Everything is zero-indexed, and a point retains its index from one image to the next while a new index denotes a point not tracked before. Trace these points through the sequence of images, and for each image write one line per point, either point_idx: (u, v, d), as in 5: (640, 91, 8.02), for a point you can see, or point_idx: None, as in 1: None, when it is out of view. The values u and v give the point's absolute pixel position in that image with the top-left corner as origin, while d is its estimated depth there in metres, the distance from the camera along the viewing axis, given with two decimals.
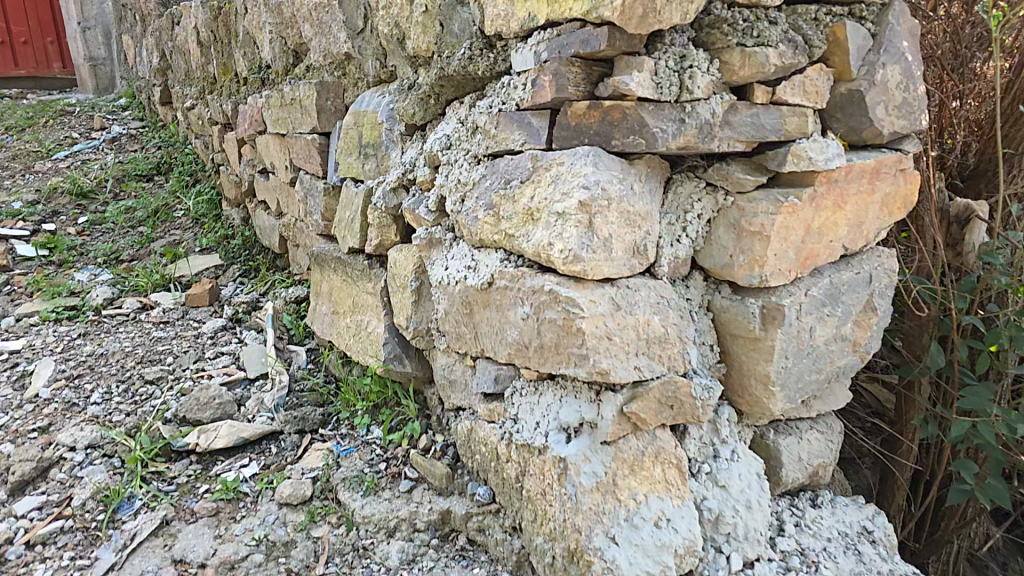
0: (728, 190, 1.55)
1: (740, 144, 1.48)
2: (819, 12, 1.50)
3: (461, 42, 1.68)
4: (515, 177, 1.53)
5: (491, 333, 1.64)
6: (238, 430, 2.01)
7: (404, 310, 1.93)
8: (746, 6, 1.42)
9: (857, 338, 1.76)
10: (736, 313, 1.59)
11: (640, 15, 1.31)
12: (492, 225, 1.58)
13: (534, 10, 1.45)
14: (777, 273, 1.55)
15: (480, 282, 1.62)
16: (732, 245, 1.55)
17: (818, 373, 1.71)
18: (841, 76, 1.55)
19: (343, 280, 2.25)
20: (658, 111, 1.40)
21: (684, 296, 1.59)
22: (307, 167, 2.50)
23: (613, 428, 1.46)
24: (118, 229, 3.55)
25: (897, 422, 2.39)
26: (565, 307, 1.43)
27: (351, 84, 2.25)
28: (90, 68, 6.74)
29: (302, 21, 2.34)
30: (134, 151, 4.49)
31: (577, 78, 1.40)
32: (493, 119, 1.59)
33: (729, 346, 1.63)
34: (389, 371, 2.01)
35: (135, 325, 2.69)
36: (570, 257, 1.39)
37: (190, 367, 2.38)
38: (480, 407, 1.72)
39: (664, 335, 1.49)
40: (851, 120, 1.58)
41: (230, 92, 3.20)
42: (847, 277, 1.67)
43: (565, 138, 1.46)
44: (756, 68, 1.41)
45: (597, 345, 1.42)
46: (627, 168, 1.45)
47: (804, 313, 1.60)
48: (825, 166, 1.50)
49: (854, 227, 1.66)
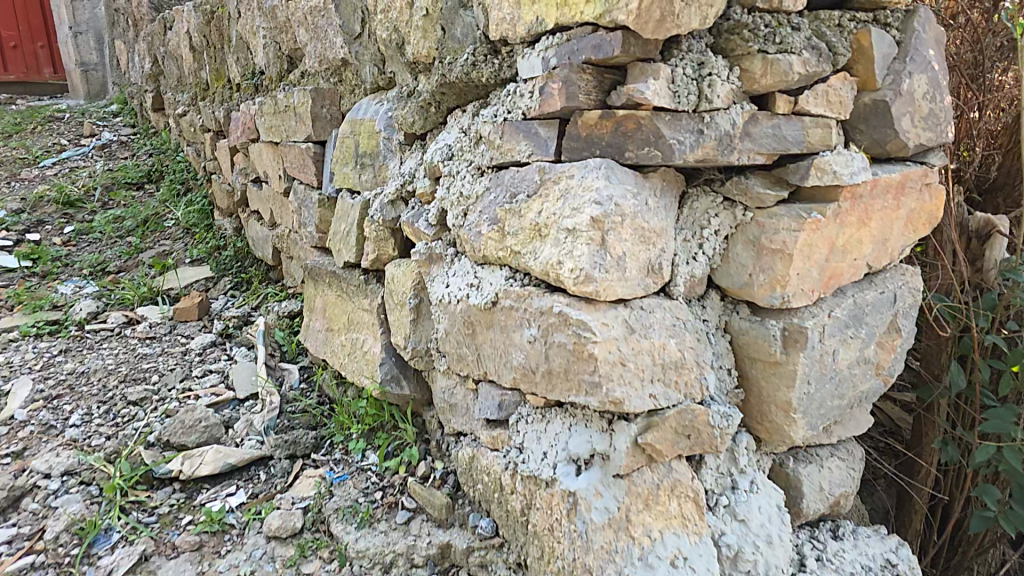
0: (747, 205, 1.46)
1: (761, 157, 1.39)
2: (842, 18, 1.42)
3: (464, 47, 1.59)
4: (522, 191, 1.44)
5: (495, 355, 1.54)
6: (224, 456, 1.91)
7: (402, 329, 1.83)
8: (768, 11, 1.34)
9: (880, 361, 1.67)
10: (756, 336, 1.49)
11: (657, 19, 1.22)
12: (497, 240, 1.49)
13: (542, 14, 1.36)
14: (799, 293, 1.45)
15: (483, 302, 1.52)
16: (751, 263, 1.46)
17: (840, 399, 1.62)
18: (865, 85, 1.46)
19: (338, 295, 2.15)
20: (675, 121, 1.31)
21: (701, 317, 1.49)
22: (301, 176, 2.41)
23: (627, 461, 1.36)
24: (105, 239, 3.45)
25: (915, 444, 2.30)
26: (576, 330, 1.33)
27: (348, 91, 2.15)
28: (81, 73, 6.63)
29: (297, 25, 2.25)
30: (123, 158, 4.39)
31: (588, 86, 1.31)
32: (498, 128, 1.49)
33: (748, 370, 1.54)
34: (385, 393, 1.91)
35: (120, 341, 2.57)
36: (581, 276, 1.29)
37: (176, 386, 2.26)
38: (483, 433, 1.62)
39: (680, 359, 1.39)
40: (875, 132, 1.49)
41: (222, 99, 3.11)
42: (870, 297, 1.58)
43: (575, 149, 1.36)
44: (779, 76, 1.33)
45: (610, 372, 1.32)
46: (641, 181, 1.36)
47: (828, 336, 1.50)
48: (850, 181, 1.41)
49: (879, 245, 1.57)
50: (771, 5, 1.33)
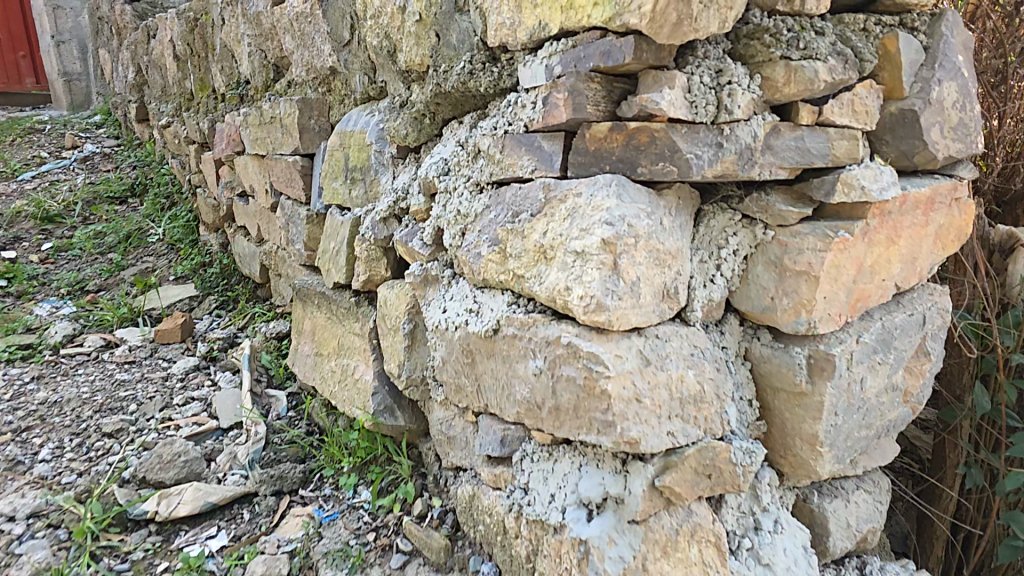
0: (767, 223, 1.35)
1: (783, 171, 1.28)
2: (867, 22, 1.31)
3: (461, 55, 1.48)
4: (525, 209, 1.32)
5: (497, 388, 1.43)
6: (204, 495, 1.81)
7: (396, 356, 1.71)
8: (789, 14, 1.23)
9: (909, 387, 1.56)
10: (779, 364, 1.38)
11: (674, 23, 1.10)
12: (499, 263, 1.37)
13: (546, 18, 1.25)
14: (826, 318, 1.34)
15: (484, 329, 1.41)
16: (774, 286, 1.34)
17: (868, 430, 1.51)
18: (892, 94, 1.36)
19: (327, 318, 2.02)
20: (692, 134, 1.19)
21: (720, 345, 1.38)
22: (289, 191, 2.28)
23: (644, 506, 1.24)
24: (85, 256, 3.32)
25: (936, 469, 2.17)
26: (586, 363, 1.21)
27: (337, 101, 2.04)
28: (64, 83, 6.49)
29: (283, 32, 2.13)
30: (107, 171, 4.26)
31: (597, 96, 1.20)
32: (498, 142, 1.38)
33: (770, 400, 1.42)
34: (378, 425, 1.79)
35: (96, 366, 2.49)
36: (593, 305, 1.17)
37: (155, 416, 2.19)
38: (485, 471, 1.51)
39: (699, 393, 1.28)
40: (902, 144, 1.38)
41: (207, 109, 2.99)
42: (899, 320, 1.47)
43: (583, 164, 1.25)
44: (804, 85, 1.21)
45: (624, 410, 1.20)
46: (656, 199, 1.24)
47: (856, 363, 1.39)
48: (879, 197, 1.30)
49: (908, 264, 1.46)
50: (793, 8, 1.22)
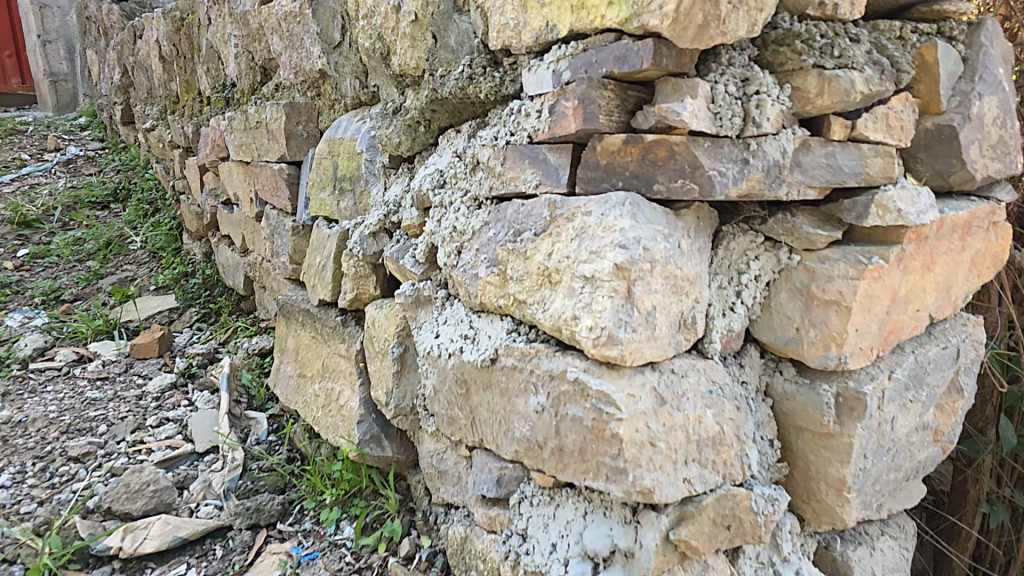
0: (793, 247, 1.22)
1: (812, 191, 1.15)
2: (903, 29, 1.20)
3: (459, 58, 1.36)
4: (527, 228, 1.20)
5: (494, 422, 1.31)
6: (173, 529, 1.68)
7: (384, 382, 1.58)
8: (821, 19, 1.10)
9: (940, 426, 1.44)
10: (805, 402, 1.26)
11: (699, 25, 0.98)
12: (498, 286, 1.25)
13: (553, 19, 1.13)
14: (857, 352, 1.21)
15: (480, 358, 1.28)
16: (799, 316, 1.22)
17: (896, 472, 1.38)
18: (928, 108, 1.23)
19: (312, 337, 1.89)
20: (716, 148, 1.06)
21: (739, 379, 1.25)
22: (274, 201, 2.15)
23: (657, 562, 1.12)
24: (62, 264, 3.18)
25: (956, 505, 1.99)
26: (595, 403, 1.09)
27: (327, 107, 1.91)
28: (51, 84, 6.36)
29: (270, 33, 2.01)
30: (90, 175, 4.13)
31: (610, 105, 1.08)
32: (498, 154, 1.26)
33: (793, 440, 1.30)
34: (363, 456, 1.66)
35: (66, 383, 2.36)
36: (604, 337, 1.05)
37: (125, 439, 2.06)
38: (478, 511, 1.38)
39: (718, 435, 1.17)
40: (937, 162, 1.26)
41: (192, 113, 2.86)
42: (932, 353, 1.36)
43: (592, 180, 1.13)
44: (839, 96, 1.08)
45: (637, 455, 1.08)
46: (673, 219, 1.12)
47: (887, 402, 1.26)
48: (917, 221, 1.17)
49: (943, 293, 1.34)
50: (825, 13, 1.10)
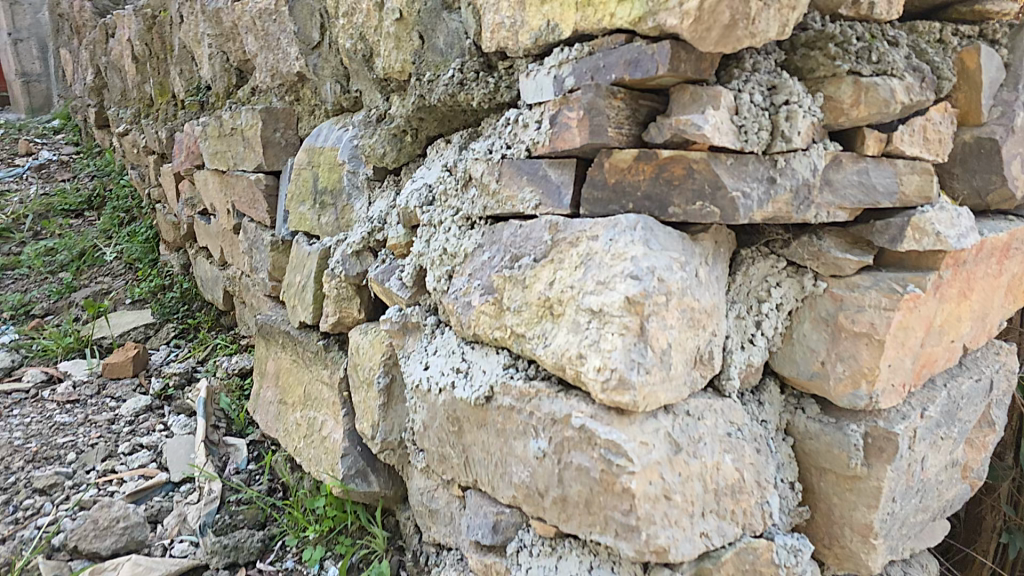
0: (818, 272, 1.10)
1: (842, 212, 1.03)
2: (943, 32, 1.07)
3: (449, 61, 1.23)
4: (526, 253, 1.07)
5: (489, 463, 1.19)
6: (144, 571, 1.54)
7: (369, 415, 1.45)
8: (855, 20, 0.98)
9: (969, 462, 1.33)
10: (829, 443, 1.14)
11: (725, 25, 0.85)
12: (493, 316, 1.12)
13: (555, 17, 1.00)
14: (889, 390, 1.09)
15: (473, 397, 1.15)
16: (825, 349, 1.10)
17: (924, 513, 1.27)
18: (967, 119, 1.11)
19: (293, 361, 1.76)
20: (739, 166, 0.94)
21: (758, 418, 1.13)
22: (251, 213, 2.01)
23: None
24: (33, 276, 3.03)
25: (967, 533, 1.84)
26: (603, 453, 0.97)
27: (307, 112, 1.78)
28: (23, 85, 6.17)
29: (245, 32, 1.87)
30: (63, 181, 3.97)
31: (620, 116, 0.95)
32: (493, 169, 1.14)
33: (816, 482, 1.18)
34: (348, 492, 1.53)
35: (34, 406, 2.21)
36: (614, 381, 0.92)
37: (95, 468, 1.92)
38: (473, 558, 1.25)
39: (738, 482, 1.05)
40: (975, 179, 1.15)
41: (166, 117, 2.71)
42: (965, 387, 1.24)
43: (599, 201, 1.00)
44: (877, 107, 0.96)
45: (651, 511, 0.96)
46: (690, 245, 0.99)
47: (919, 441, 1.15)
48: (957, 245, 1.05)
49: (977, 321, 1.23)
50: (860, 12, 0.98)
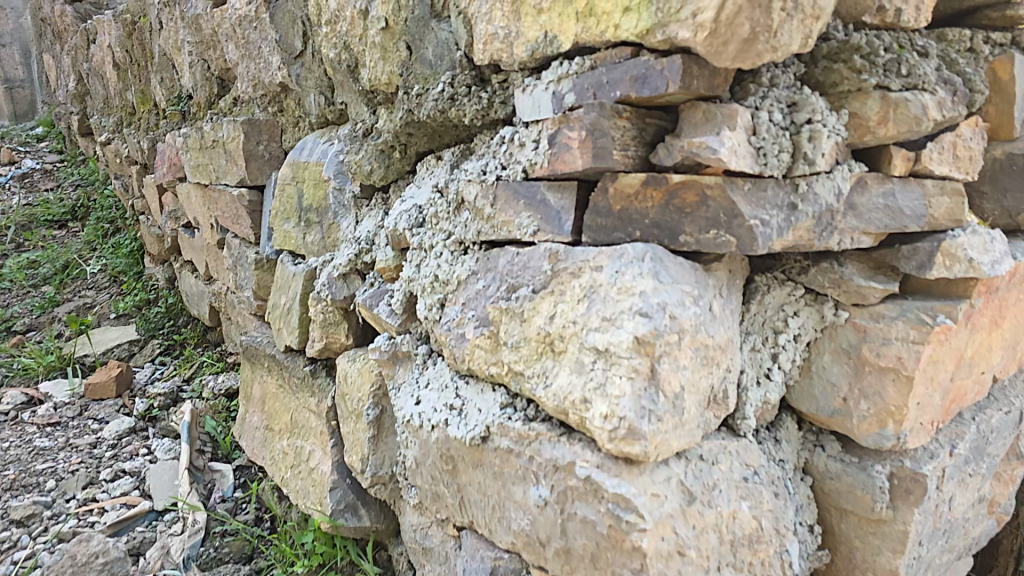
0: (840, 301, 1.01)
1: (867, 238, 0.95)
2: (974, 40, 0.98)
3: (439, 74, 1.14)
4: (524, 283, 0.99)
5: (486, 506, 1.10)
6: None
7: (358, 448, 1.36)
8: (880, 29, 0.90)
9: (996, 496, 1.25)
10: (852, 484, 1.05)
11: (744, 38, 0.76)
12: (488, 350, 1.04)
13: (553, 28, 0.92)
14: (917, 429, 1.01)
15: (468, 437, 1.07)
16: (847, 384, 1.01)
17: (951, 552, 1.19)
18: (998, 134, 1.04)
19: (279, 386, 1.67)
20: (757, 192, 0.86)
21: (776, 458, 1.05)
22: (235, 228, 1.92)
23: None
24: (14, 290, 2.94)
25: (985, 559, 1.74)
26: (611, 508, 0.88)
27: (291, 124, 1.69)
28: (5, 91, 6.04)
29: (225, 39, 1.78)
30: (47, 190, 3.87)
31: (626, 137, 0.86)
32: (487, 191, 1.05)
33: (836, 524, 1.10)
34: (337, 527, 1.44)
35: (13, 430, 2.11)
36: (622, 430, 0.83)
37: (75, 497, 1.83)
38: None
39: (756, 531, 0.96)
40: (1006, 198, 1.08)
41: (148, 126, 2.61)
42: (994, 420, 1.16)
43: (602, 228, 0.92)
44: (907, 124, 0.88)
45: (664, 570, 0.88)
46: (703, 276, 0.91)
47: (947, 480, 1.07)
48: (991, 272, 0.97)
49: (1009, 351, 1.15)
50: (886, 21, 0.89)
